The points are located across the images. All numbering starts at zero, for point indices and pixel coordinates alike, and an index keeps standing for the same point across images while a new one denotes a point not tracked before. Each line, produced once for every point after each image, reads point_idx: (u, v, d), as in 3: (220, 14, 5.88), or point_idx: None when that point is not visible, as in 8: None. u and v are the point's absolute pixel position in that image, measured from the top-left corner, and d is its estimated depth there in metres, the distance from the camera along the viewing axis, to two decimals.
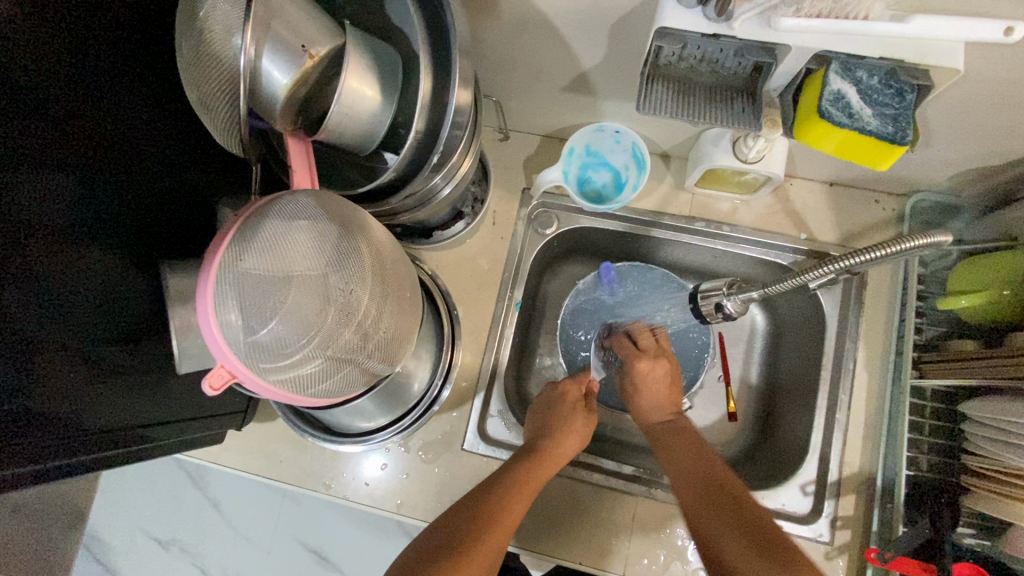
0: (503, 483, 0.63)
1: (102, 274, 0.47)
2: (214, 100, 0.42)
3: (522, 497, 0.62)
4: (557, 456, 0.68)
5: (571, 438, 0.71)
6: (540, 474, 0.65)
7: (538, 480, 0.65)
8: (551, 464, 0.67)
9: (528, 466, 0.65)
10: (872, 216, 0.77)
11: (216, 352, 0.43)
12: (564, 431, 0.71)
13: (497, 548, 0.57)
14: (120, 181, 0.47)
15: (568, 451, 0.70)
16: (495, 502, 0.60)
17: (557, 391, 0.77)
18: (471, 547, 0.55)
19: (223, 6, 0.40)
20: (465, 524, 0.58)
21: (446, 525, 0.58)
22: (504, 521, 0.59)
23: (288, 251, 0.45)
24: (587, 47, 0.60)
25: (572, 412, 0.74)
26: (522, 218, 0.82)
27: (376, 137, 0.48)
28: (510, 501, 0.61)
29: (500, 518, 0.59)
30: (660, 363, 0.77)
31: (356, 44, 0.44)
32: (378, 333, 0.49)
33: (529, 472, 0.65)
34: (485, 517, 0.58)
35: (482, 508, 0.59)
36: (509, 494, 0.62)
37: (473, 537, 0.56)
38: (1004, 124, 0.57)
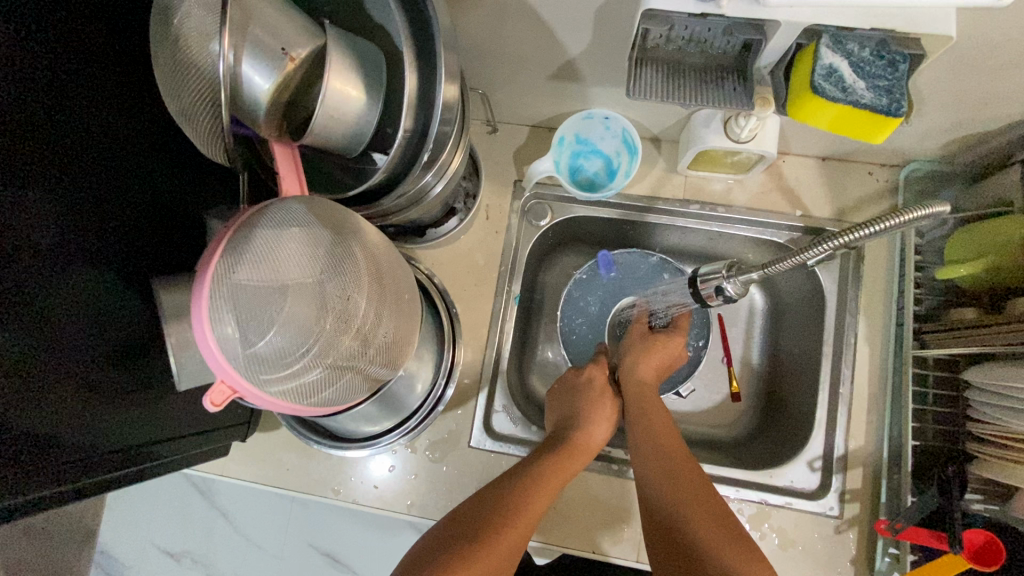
0: (531, 474, 0.62)
1: (94, 294, 0.46)
2: (194, 110, 0.41)
3: (549, 489, 0.61)
4: (585, 447, 0.68)
5: (602, 427, 0.71)
6: (567, 468, 0.65)
7: (564, 471, 0.64)
8: (577, 460, 0.66)
9: (556, 460, 0.64)
10: (866, 188, 0.76)
11: (215, 368, 0.43)
12: (594, 420, 0.71)
13: (521, 536, 0.56)
14: (105, 199, 0.46)
15: (595, 444, 0.70)
16: (518, 494, 0.59)
17: (584, 375, 0.77)
18: (499, 532, 0.54)
19: (198, 11, 0.39)
20: (490, 512, 0.56)
21: (471, 511, 0.57)
22: (530, 511, 0.58)
23: (282, 260, 0.44)
24: (573, 34, 0.59)
25: (599, 397, 0.74)
26: (516, 211, 0.81)
27: (363, 138, 0.47)
28: (538, 493, 0.60)
29: (524, 511, 0.57)
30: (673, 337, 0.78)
31: (336, 43, 0.43)
32: (379, 338, 0.49)
33: (557, 465, 0.64)
34: (513, 505, 0.58)
35: (509, 496, 0.59)
36: (537, 484, 0.61)
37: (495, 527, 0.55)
38: (997, 88, 0.57)
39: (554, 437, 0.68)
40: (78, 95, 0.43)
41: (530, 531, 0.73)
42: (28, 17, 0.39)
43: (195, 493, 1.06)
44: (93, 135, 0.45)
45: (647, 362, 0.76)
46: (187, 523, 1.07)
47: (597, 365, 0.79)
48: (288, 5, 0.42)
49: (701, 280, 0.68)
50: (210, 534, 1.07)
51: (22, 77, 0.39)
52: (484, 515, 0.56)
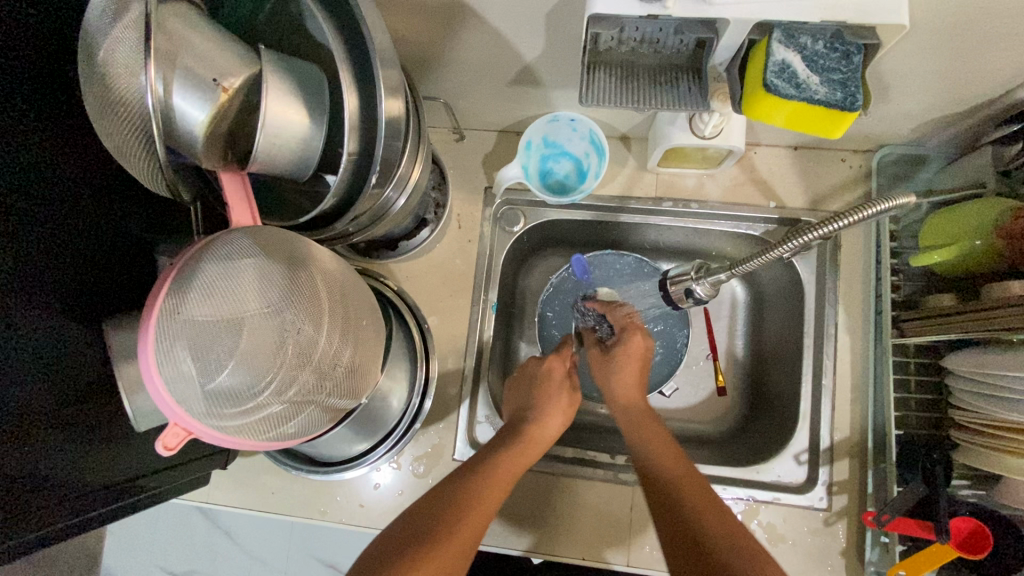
0: (483, 469, 0.62)
1: (47, 337, 0.45)
2: (128, 146, 0.40)
3: (501, 484, 0.61)
4: (538, 438, 0.68)
5: (555, 419, 0.70)
6: (520, 461, 0.64)
7: (518, 466, 0.64)
8: (532, 452, 0.66)
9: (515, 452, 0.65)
10: (840, 175, 0.75)
11: (167, 411, 0.41)
12: (548, 412, 0.70)
13: (472, 533, 0.56)
14: (53, 238, 0.45)
15: (548, 437, 0.69)
16: (473, 487, 0.59)
17: (543, 366, 0.75)
18: (448, 529, 0.54)
19: (122, 46, 0.38)
20: (446, 509, 0.57)
21: (424, 508, 0.57)
22: (481, 504, 0.58)
23: (232, 294, 0.43)
24: (527, 39, 0.57)
25: (556, 390, 0.73)
26: (488, 218, 0.80)
27: (311, 163, 0.46)
28: (489, 487, 0.60)
29: (477, 505, 0.58)
30: (636, 338, 0.75)
31: (274, 68, 0.42)
32: (341, 365, 0.48)
33: (511, 460, 0.64)
34: (464, 500, 0.58)
35: (462, 491, 0.59)
36: (488, 478, 0.61)
37: (448, 523, 0.55)
38: (959, 71, 0.56)
39: (509, 432, 0.68)
40: (16, 132, 0.42)
41: (518, 542, 0.72)
42: None
43: (192, 513, 1.05)
44: (33, 173, 0.43)
45: (625, 374, 0.73)
46: (187, 545, 1.07)
47: (559, 357, 0.77)
48: (218, 33, 0.41)
49: (671, 282, 0.67)
50: (210, 554, 1.06)
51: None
52: (436, 512, 0.56)
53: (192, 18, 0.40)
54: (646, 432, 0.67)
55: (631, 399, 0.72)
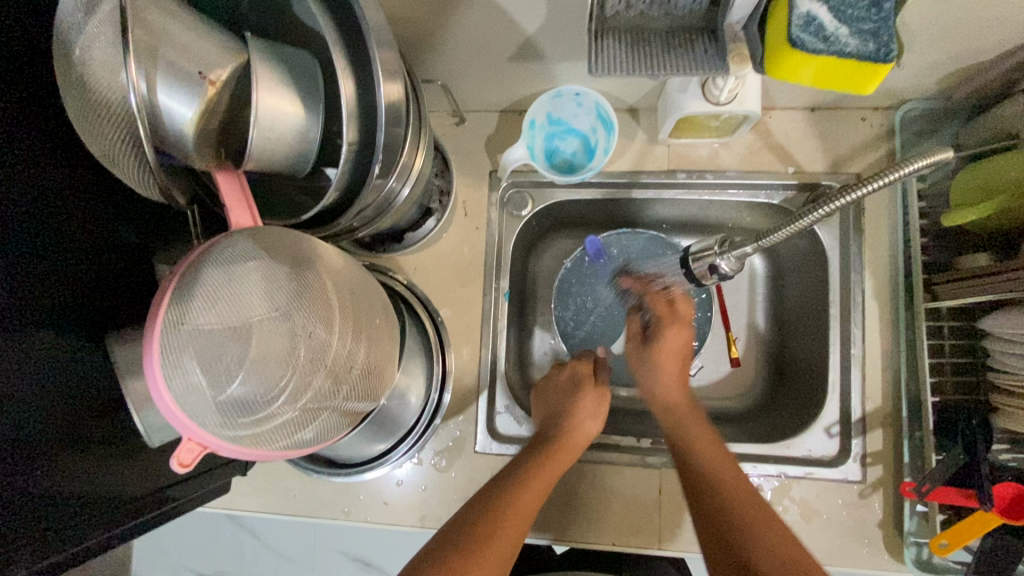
0: (515, 476, 0.60)
1: (52, 357, 0.43)
2: (117, 151, 0.38)
3: (536, 490, 0.60)
4: (569, 446, 0.66)
5: (585, 422, 0.68)
6: (552, 467, 0.63)
7: (550, 472, 0.62)
8: (566, 456, 0.65)
9: (542, 455, 0.63)
10: (860, 135, 0.72)
11: (179, 426, 0.40)
12: (573, 416, 0.68)
13: (507, 546, 0.54)
14: (46, 251, 0.43)
15: (584, 441, 0.67)
16: (507, 495, 0.58)
17: (564, 373, 0.74)
18: (486, 536, 0.54)
19: (99, 43, 0.35)
20: (479, 514, 0.56)
21: (468, 514, 0.56)
22: (515, 513, 0.56)
23: (238, 299, 0.41)
24: (528, 12, 0.54)
25: (581, 395, 0.70)
26: (495, 204, 0.77)
27: (310, 156, 0.44)
28: (521, 496, 0.58)
29: (512, 509, 0.57)
30: (672, 329, 0.72)
31: (262, 57, 0.39)
32: (355, 368, 0.46)
33: (540, 466, 0.62)
34: (500, 509, 0.56)
35: (499, 498, 0.57)
36: (522, 485, 0.59)
37: (485, 531, 0.54)
38: (990, 15, 0.52)
39: (537, 440, 0.67)
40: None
41: (547, 530, 0.71)
42: None
43: (217, 516, 1.05)
44: (16, 182, 0.41)
45: (666, 369, 0.70)
46: (215, 548, 1.06)
47: (579, 363, 0.76)
48: (201, 22, 0.39)
49: (693, 258, 0.64)
50: (237, 555, 1.06)
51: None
52: (476, 517, 0.56)
53: (173, 9, 0.37)
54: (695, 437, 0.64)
55: (674, 394, 0.69)
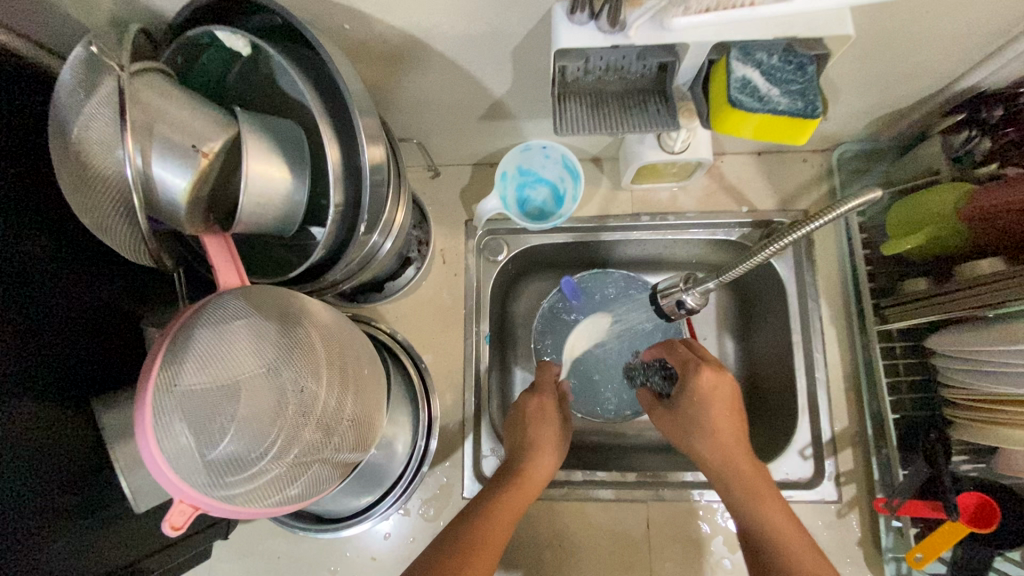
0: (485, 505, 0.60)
1: (38, 426, 0.44)
2: (110, 221, 0.39)
3: (504, 518, 0.59)
4: (532, 474, 0.65)
5: (549, 454, 0.67)
6: (516, 497, 0.62)
7: (520, 501, 0.62)
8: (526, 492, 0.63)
9: (508, 485, 0.63)
10: (803, 175, 0.78)
11: (173, 489, 0.41)
12: (538, 449, 0.67)
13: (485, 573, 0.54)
14: (33, 322, 0.44)
15: (542, 474, 0.65)
16: (477, 524, 0.58)
17: (525, 403, 0.72)
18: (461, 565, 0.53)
19: (94, 121, 0.37)
20: (452, 549, 0.55)
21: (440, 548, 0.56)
22: (490, 540, 0.56)
23: (226, 358, 0.42)
24: (495, 77, 0.59)
25: (541, 424, 0.69)
26: (471, 250, 0.80)
27: (296, 218, 0.46)
28: (492, 524, 0.58)
29: (484, 539, 0.56)
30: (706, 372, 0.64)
31: (251, 128, 0.42)
32: (346, 419, 0.46)
33: (508, 494, 0.62)
34: (470, 540, 0.56)
35: (469, 529, 0.57)
36: (490, 514, 0.59)
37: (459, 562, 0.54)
38: (902, 71, 0.60)
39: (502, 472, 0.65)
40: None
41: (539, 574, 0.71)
42: None
43: None
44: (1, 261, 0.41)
45: (710, 415, 0.63)
46: None
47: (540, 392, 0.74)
48: (191, 98, 0.41)
49: (661, 295, 0.67)
50: None
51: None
52: (449, 551, 0.55)
53: (167, 89, 0.40)
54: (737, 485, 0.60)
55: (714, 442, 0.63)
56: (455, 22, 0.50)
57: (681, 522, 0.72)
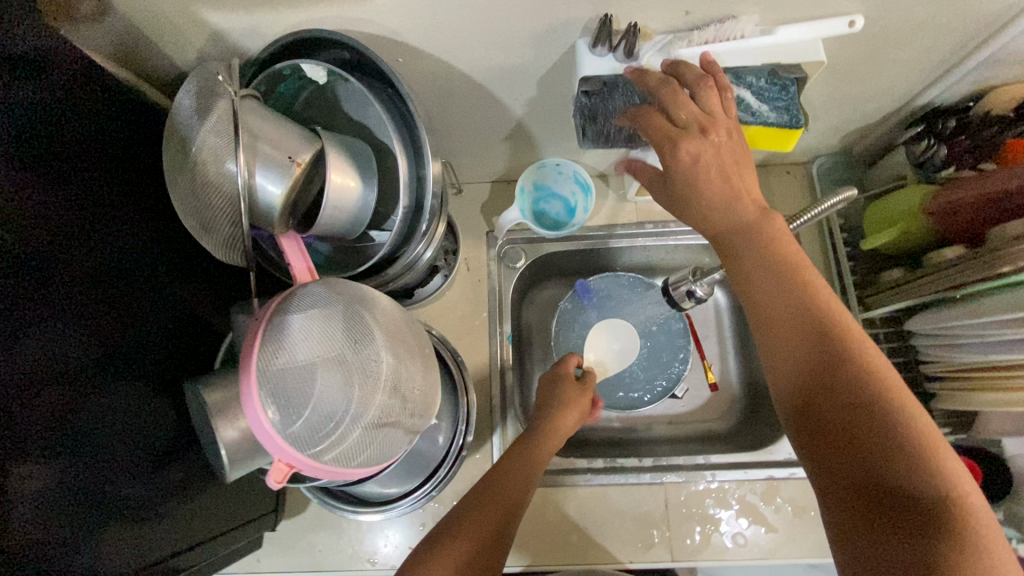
0: (507, 463, 0.63)
1: (127, 408, 0.49)
2: (215, 223, 0.46)
3: (522, 477, 0.61)
4: (553, 435, 0.69)
5: (570, 413, 0.72)
6: (535, 458, 0.64)
7: (539, 459, 0.65)
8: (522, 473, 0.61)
9: (528, 445, 0.66)
10: (787, 185, 0.88)
11: (271, 449, 0.47)
12: (561, 405, 0.72)
13: (498, 527, 0.55)
14: (124, 312, 0.50)
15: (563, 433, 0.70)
16: (496, 482, 0.60)
17: (551, 372, 0.78)
18: (478, 519, 0.55)
19: (209, 140, 0.45)
20: (472, 504, 0.57)
21: (461, 504, 0.57)
22: (505, 496, 0.58)
23: (311, 338, 0.49)
24: (520, 101, 0.68)
25: (565, 387, 0.75)
26: (493, 259, 0.88)
27: (364, 221, 0.53)
28: (509, 480, 0.60)
29: (501, 496, 0.58)
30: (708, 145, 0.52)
31: (332, 145, 0.49)
32: (416, 389, 0.53)
33: (526, 454, 0.64)
34: (489, 496, 0.58)
35: (489, 485, 0.59)
36: (509, 472, 0.61)
37: (475, 517, 0.55)
38: (868, 92, 0.70)
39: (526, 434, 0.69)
40: (73, 228, 0.45)
41: (568, 556, 0.76)
42: (83, 175, 0.47)
43: None
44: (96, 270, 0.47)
45: (734, 208, 0.54)
46: None
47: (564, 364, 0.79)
48: (283, 121, 0.49)
49: (672, 287, 0.75)
50: None
51: (20, 223, 0.41)
52: (467, 506, 0.57)
53: (264, 112, 0.48)
54: (790, 314, 0.49)
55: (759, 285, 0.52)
56: (493, 55, 0.59)
57: (695, 501, 0.78)
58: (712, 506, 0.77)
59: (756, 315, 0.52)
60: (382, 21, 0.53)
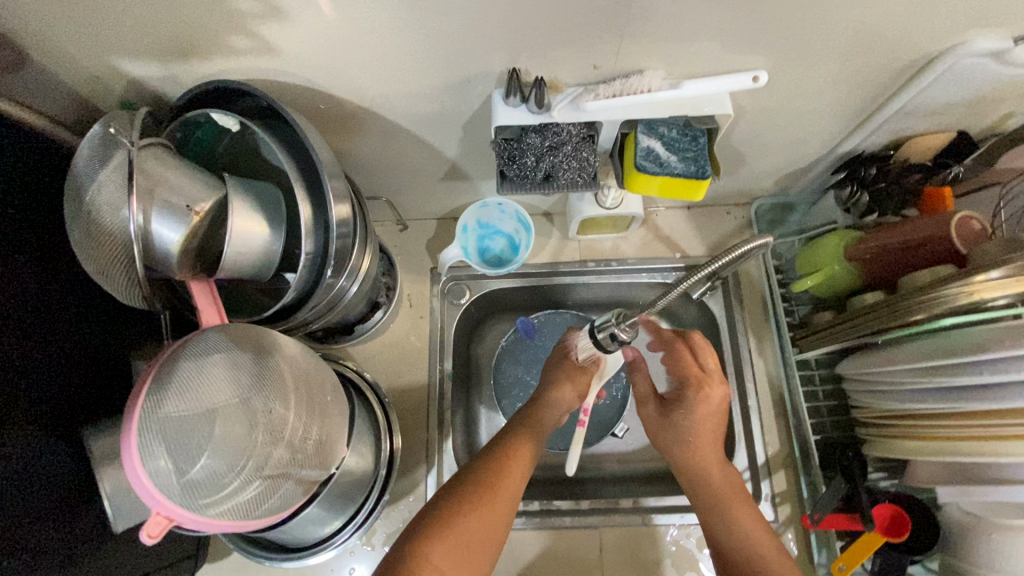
0: (512, 428, 0.67)
1: (28, 455, 0.47)
2: (111, 268, 0.46)
3: (529, 437, 0.66)
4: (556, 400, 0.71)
5: (569, 389, 0.72)
6: (539, 422, 0.69)
7: (540, 423, 0.68)
8: (536, 430, 0.67)
9: (529, 410, 0.70)
10: (728, 226, 0.89)
11: (149, 501, 0.45)
12: (560, 380, 0.73)
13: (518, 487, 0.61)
14: (33, 354, 0.49)
15: (561, 407, 0.71)
16: (504, 445, 0.64)
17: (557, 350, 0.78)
18: (496, 481, 0.60)
19: (106, 186, 0.45)
20: (483, 465, 0.62)
21: (470, 468, 0.62)
22: (518, 458, 0.63)
23: (203, 386, 0.48)
24: (450, 145, 0.69)
25: (565, 365, 0.75)
26: (436, 295, 0.88)
27: (273, 264, 0.53)
28: (518, 442, 0.65)
29: (513, 457, 0.63)
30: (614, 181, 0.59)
31: (237, 190, 0.50)
32: (310, 439, 0.53)
33: (530, 416, 0.69)
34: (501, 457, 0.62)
35: (498, 451, 0.63)
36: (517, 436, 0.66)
37: (491, 480, 0.59)
38: (791, 140, 0.71)
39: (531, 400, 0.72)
40: None
41: None
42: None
43: None
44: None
45: (694, 435, 0.67)
46: None
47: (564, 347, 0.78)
48: (188, 167, 0.49)
49: (598, 330, 0.69)
50: None
51: None
52: (479, 470, 0.61)
53: (168, 159, 0.48)
54: (685, 439, 0.67)
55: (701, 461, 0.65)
56: (414, 103, 0.60)
57: (630, 546, 0.76)
58: (647, 552, 0.76)
59: (693, 491, 0.66)
60: (295, 71, 0.54)
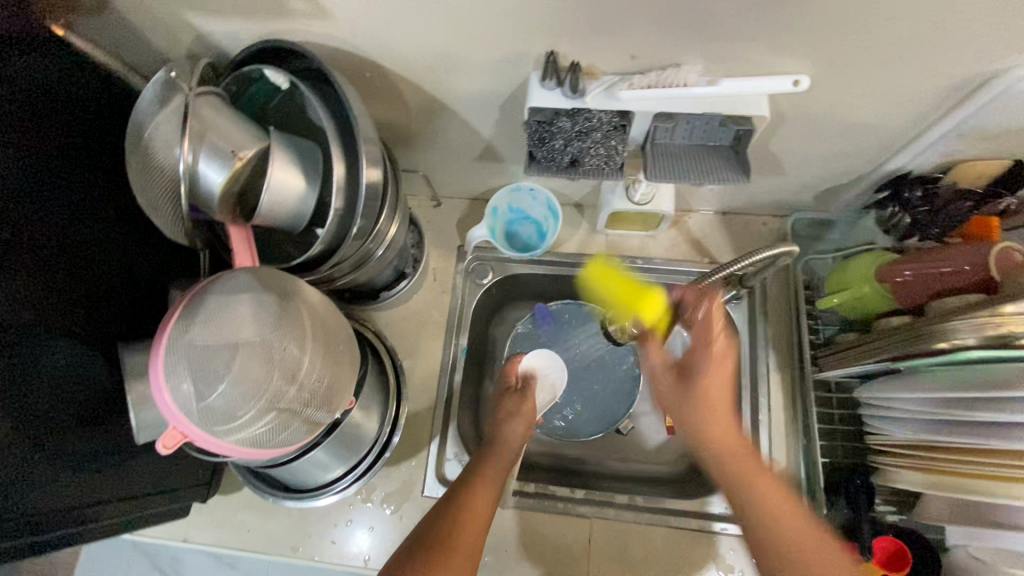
0: (465, 478, 0.65)
1: (64, 361, 0.52)
2: (160, 201, 0.51)
3: (488, 487, 0.64)
4: (506, 446, 0.70)
5: (516, 424, 0.73)
6: (494, 468, 0.67)
7: (495, 469, 0.67)
8: (490, 476, 0.66)
9: (480, 458, 0.68)
10: (761, 236, 0.88)
11: (168, 415, 0.50)
12: (506, 419, 0.74)
13: (477, 542, 0.59)
14: (82, 271, 0.54)
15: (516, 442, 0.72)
16: (461, 498, 0.62)
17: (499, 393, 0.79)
18: (454, 537, 0.58)
19: (165, 127, 0.50)
20: (441, 520, 0.60)
21: (427, 523, 0.60)
22: (474, 511, 0.61)
23: (230, 320, 0.52)
24: (487, 124, 0.71)
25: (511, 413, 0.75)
26: (460, 272, 0.90)
27: (305, 216, 0.57)
28: (476, 493, 0.63)
29: (471, 509, 0.61)
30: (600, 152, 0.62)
31: (280, 143, 0.54)
32: (321, 384, 0.56)
33: (486, 463, 0.67)
34: (457, 510, 0.60)
35: (453, 504, 0.61)
36: (473, 486, 0.63)
37: (450, 534, 0.58)
38: (834, 152, 0.69)
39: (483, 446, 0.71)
40: (41, 190, 0.50)
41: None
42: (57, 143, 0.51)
43: None
44: (54, 224, 0.51)
45: (718, 379, 0.65)
46: None
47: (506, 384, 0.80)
48: (237, 116, 0.53)
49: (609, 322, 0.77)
50: None
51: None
52: (438, 525, 0.59)
53: (219, 106, 0.52)
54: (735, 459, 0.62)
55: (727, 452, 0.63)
56: (454, 79, 0.62)
57: (618, 542, 0.76)
58: (634, 552, 0.76)
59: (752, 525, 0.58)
60: (345, 38, 0.57)
